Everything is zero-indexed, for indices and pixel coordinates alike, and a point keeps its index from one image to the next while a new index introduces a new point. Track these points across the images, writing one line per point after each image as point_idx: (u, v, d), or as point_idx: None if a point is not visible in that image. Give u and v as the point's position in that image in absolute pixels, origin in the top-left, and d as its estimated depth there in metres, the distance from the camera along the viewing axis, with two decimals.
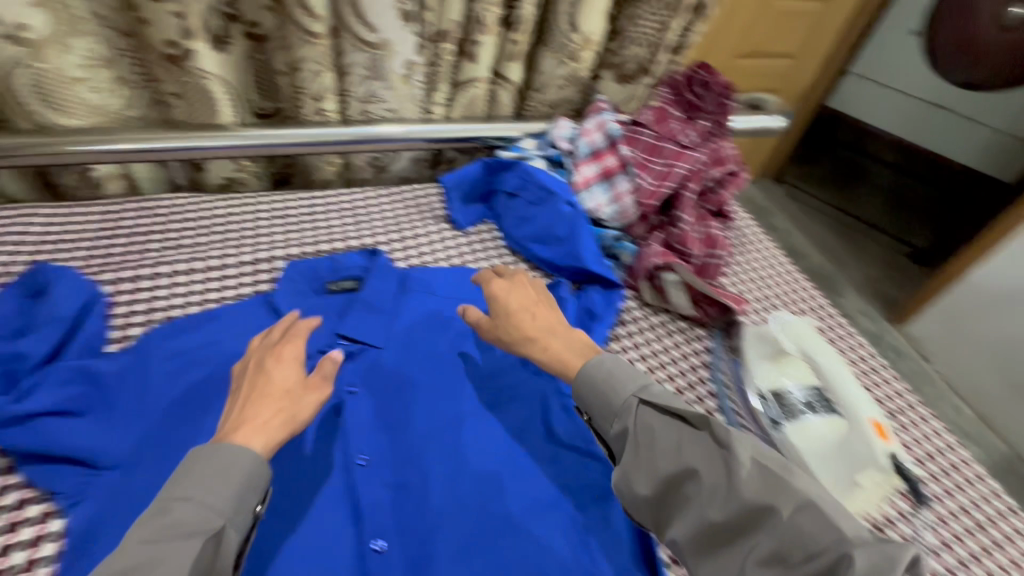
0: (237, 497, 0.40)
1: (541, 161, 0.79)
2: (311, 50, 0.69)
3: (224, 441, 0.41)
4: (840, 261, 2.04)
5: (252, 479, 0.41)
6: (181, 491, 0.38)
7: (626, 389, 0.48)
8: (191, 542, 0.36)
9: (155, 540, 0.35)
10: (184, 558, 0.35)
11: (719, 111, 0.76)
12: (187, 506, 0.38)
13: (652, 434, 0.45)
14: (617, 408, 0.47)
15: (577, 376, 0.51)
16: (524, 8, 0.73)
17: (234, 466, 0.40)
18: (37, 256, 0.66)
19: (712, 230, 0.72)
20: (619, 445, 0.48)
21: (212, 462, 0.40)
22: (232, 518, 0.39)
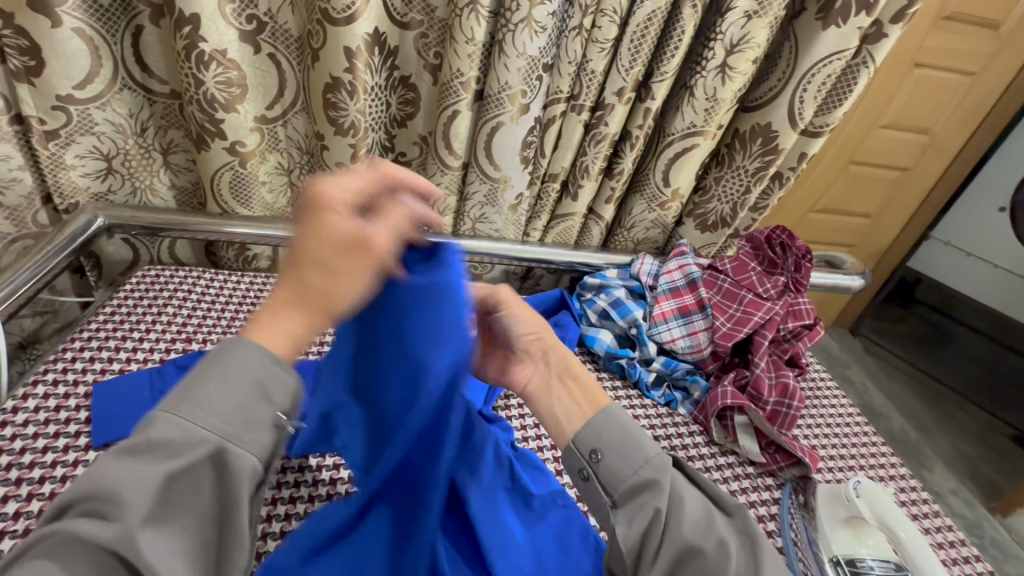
0: (236, 417, 0.35)
1: (622, 290, 0.86)
2: (445, 178, 0.85)
3: (231, 347, 0.37)
4: (927, 429, 1.88)
5: (261, 389, 0.36)
6: (171, 403, 0.35)
7: (660, 447, 0.48)
8: (162, 472, 0.32)
9: (131, 458, 0.32)
10: (142, 487, 0.32)
11: (797, 269, 0.82)
12: (169, 423, 0.34)
13: (685, 499, 0.45)
14: (651, 459, 0.47)
15: (603, 415, 0.51)
16: (625, 164, 0.85)
17: (227, 381, 0.36)
18: (194, 315, 0.81)
19: (787, 379, 0.74)
20: (628, 500, 0.47)
21: (219, 376, 0.36)
22: (232, 437, 0.35)
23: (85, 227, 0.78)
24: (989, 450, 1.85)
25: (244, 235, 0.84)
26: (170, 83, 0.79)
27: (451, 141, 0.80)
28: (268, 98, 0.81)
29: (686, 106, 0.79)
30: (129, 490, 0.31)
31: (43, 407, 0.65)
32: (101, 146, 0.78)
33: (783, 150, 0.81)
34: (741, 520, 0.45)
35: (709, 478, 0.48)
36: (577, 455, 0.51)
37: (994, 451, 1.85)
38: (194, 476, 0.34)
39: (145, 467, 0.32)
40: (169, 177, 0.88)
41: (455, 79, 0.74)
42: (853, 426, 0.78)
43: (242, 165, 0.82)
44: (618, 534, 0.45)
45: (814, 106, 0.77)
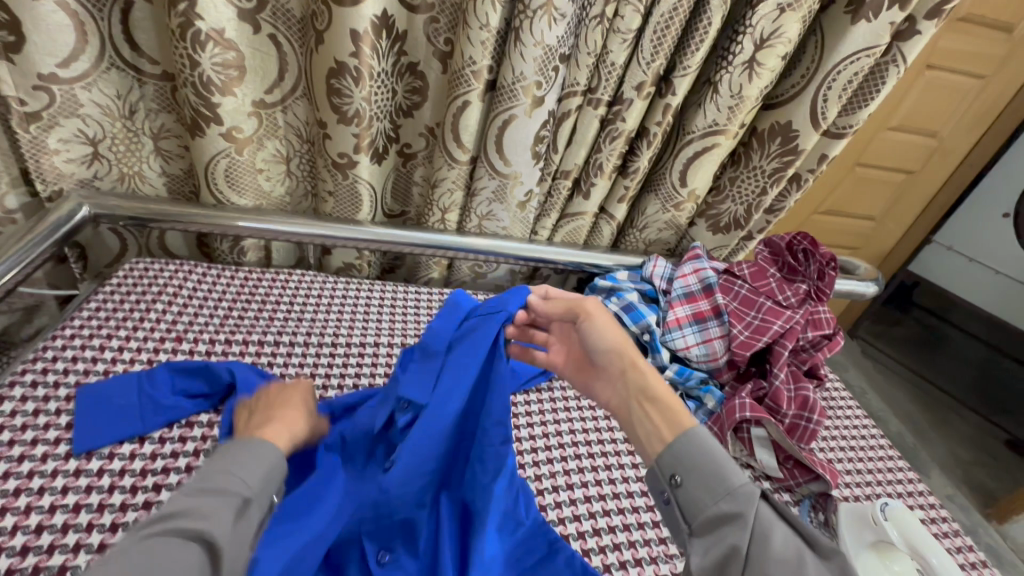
0: (268, 475, 0.45)
1: (634, 294, 0.83)
2: (453, 172, 0.80)
3: (252, 436, 0.47)
4: (923, 434, 1.87)
5: (282, 465, 0.47)
6: (224, 463, 0.44)
7: (749, 477, 0.44)
8: (229, 504, 0.41)
9: (203, 493, 0.41)
10: (219, 512, 0.40)
11: (819, 277, 0.79)
12: (228, 475, 0.43)
13: (774, 536, 0.41)
14: (734, 490, 0.43)
15: (684, 440, 0.47)
16: (641, 163, 0.82)
17: (269, 450, 0.46)
18: (184, 313, 0.76)
19: (807, 391, 0.71)
20: (710, 530, 0.43)
21: (249, 442, 0.46)
22: (260, 498, 0.44)
23: (68, 216, 0.73)
24: (987, 457, 1.84)
25: (240, 227, 0.80)
26: (161, 63, 0.74)
27: (460, 134, 0.76)
28: (266, 83, 0.76)
29: (709, 103, 0.75)
30: (215, 511, 0.40)
31: (20, 411, 0.61)
32: (87, 129, 0.73)
33: (803, 152, 0.78)
34: (843, 564, 0.39)
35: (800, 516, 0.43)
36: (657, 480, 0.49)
37: (991, 457, 1.84)
38: (244, 518, 0.42)
39: (220, 499, 0.41)
40: (160, 163, 0.83)
41: (466, 67, 0.70)
42: (871, 440, 0.76)
43: (237, 152, 0.77)
44: (692, 564, 0.43)
45: (837, 106, 0.74)
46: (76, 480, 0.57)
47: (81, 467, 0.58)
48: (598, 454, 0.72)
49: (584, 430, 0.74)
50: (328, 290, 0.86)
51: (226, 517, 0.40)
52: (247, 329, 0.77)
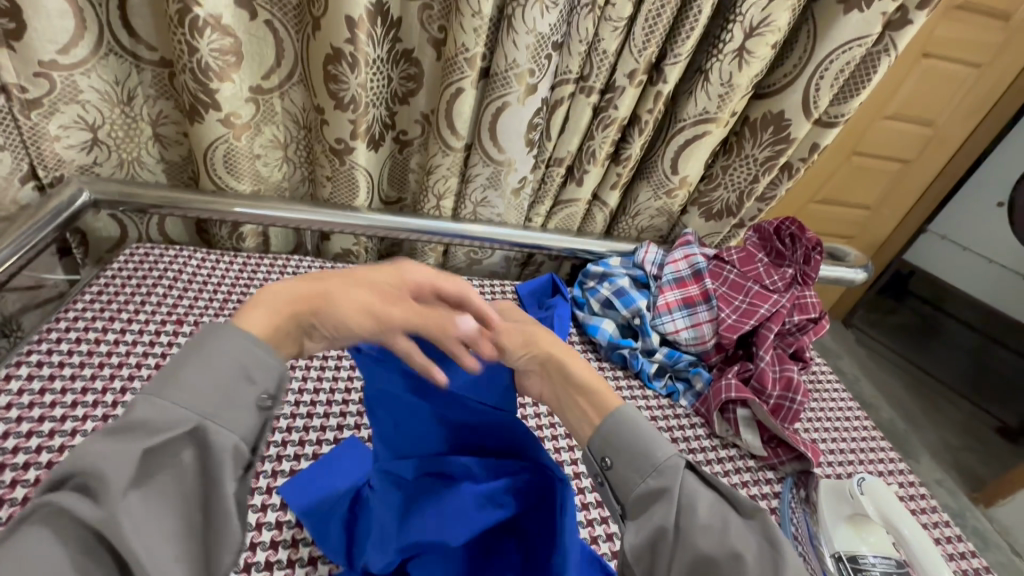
0: (220, 401, 0.37)
1: (626, 279, 0.84)
2: (448, 159, 0.82)
3: (209, 333, 0.40)
4: (914, 421, 1.90)
5: (243, 378, 0.39)
6: (153, 386, 0.37)
7: (672, 448, 0.46)
8: (134, 453, 0.33)
9: (118, 434, 0.34)
10: (121, 463, 0.33)
11: (805, 261, 0.81)
12: (150, 405, 0.35)
13: (698, 507, 0.43)
14: (659, 466, 0.45)
15: (612, 424, 0.48)
16: (633, 150, 0.83)
17: (215, 357, 0.39)
18: (185, 296, 0.78)
19: (791, 373, 0.73)
20: (640, 508, 0.45)
21: (198, 355, 0.38)
22: (213, 416, 0.37)
23: (70, 201, 0.74)
24: (977, 443, 1.87)
25: (238, 211, 0.82)
26: (159, 50, 0.75)
27: (454, 121, 0.77)
28: (262, 69, 0.77)
29: (699, 91, 0.76)
30: (109, 468, 0.32)
31: (27, 389, 0.63)
32: (86, 116, 0.75)
33: (796, 140, 0.79)
34: (763, 523, 0.42)
35: (723, 482, 0.45)
36: (591, 466, 0.49)
37: (981, 444, 1.87)
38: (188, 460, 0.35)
39: (125, 445, 0.33)
40: (159, 150, 0.84)
41: (460, 55, 0.71)
42: (854, 421, 0.78)
43: (235, 139, 0.78)
44: (626, 545, 0.44)
45: (830, 95, 0.75)
46: None
47: None
48: None
49: None
50: None
51: (121, 484, 0.32)
52: None
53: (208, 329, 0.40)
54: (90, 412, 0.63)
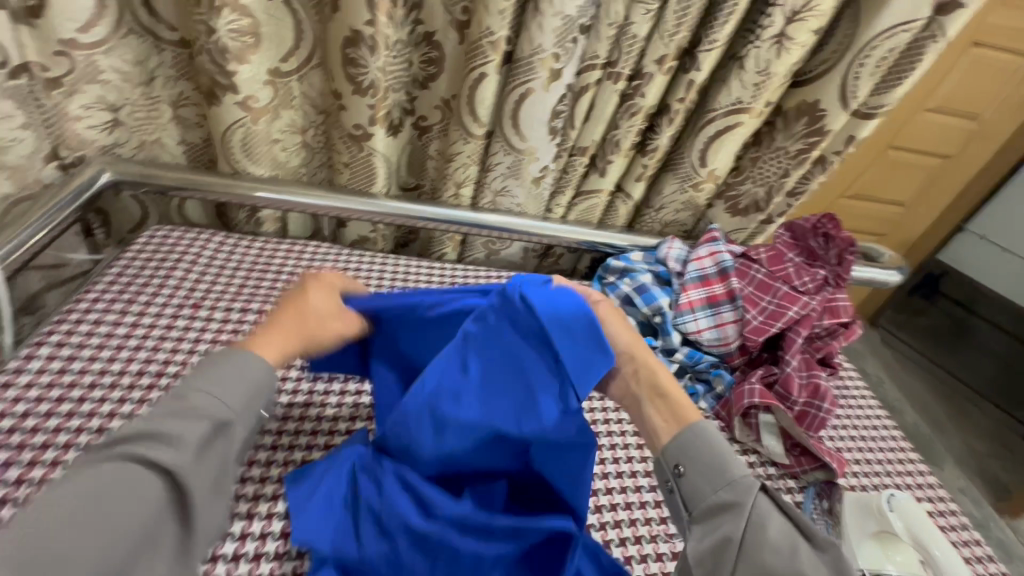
0: (246, 399, 0.46)
1: (648, 275, 0.82)
2: (468, 147, 0.79)
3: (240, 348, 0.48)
4: (940, 426, 1.83)
5: (262, 387, 0.48)
6: (202, 383, 0.45)
7: (749, 472, 0.46)
8: (201, 427, 0.43)
9: (174, 417, 0.42)
10: (190, 434, 0.42)
11: (839, 263, 0.78)
12: (202, 396, 0.44)
13: (769, 526, 0.43)
14: (734, 481, 0.45)
15: (686, 431, 0.49)
16: (660, 141, 0.80)
17: (255, 368, 0.48)
18: (202, 279, 0.78)
19: (818, 380, 0.71)
20: (707, 519, 0.45)
21: (231, 360, 0.47)
22: (243, 414, 0.46)
23: (91, 182, 0.74)
24: (1008, 451, 1.80)
25: (255, 195, 0.81)
26: (178, 29, 0.73)
27: (475, 107, 0.74)
28: (281, 51, 0.75)
29: (733, 80, 0.73)
30: (179, 432, 0.41)
31: (47, 369, 0.63)
32: (107, 96, 0.74)
33: (830, 132, 0.75)
34: (837, 559, 0.41)
35: (799, 512, 0.45)
36: (662, 474, 0.50)
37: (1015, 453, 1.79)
38: (222, 440, 0.44)
39: (189, 421, 0.42)
40: (178, 132, 0.83)
41: (484, 38, 0.68)
42: (881, 431, 0.75)
43: (253, 123, 0.77)
44: (689, 549, 0.44)
45: (870, 85, 0.71)
46: (99, 437, 0.59)
47: (103, 425, 0.60)
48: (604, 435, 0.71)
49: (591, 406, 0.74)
50: (341, 262, 0.87)
51: (188, 444, 0.41)
52: (263, 298, 0.78)
53: (228, 349, 0.48)
54: (107, 395, 0.63)
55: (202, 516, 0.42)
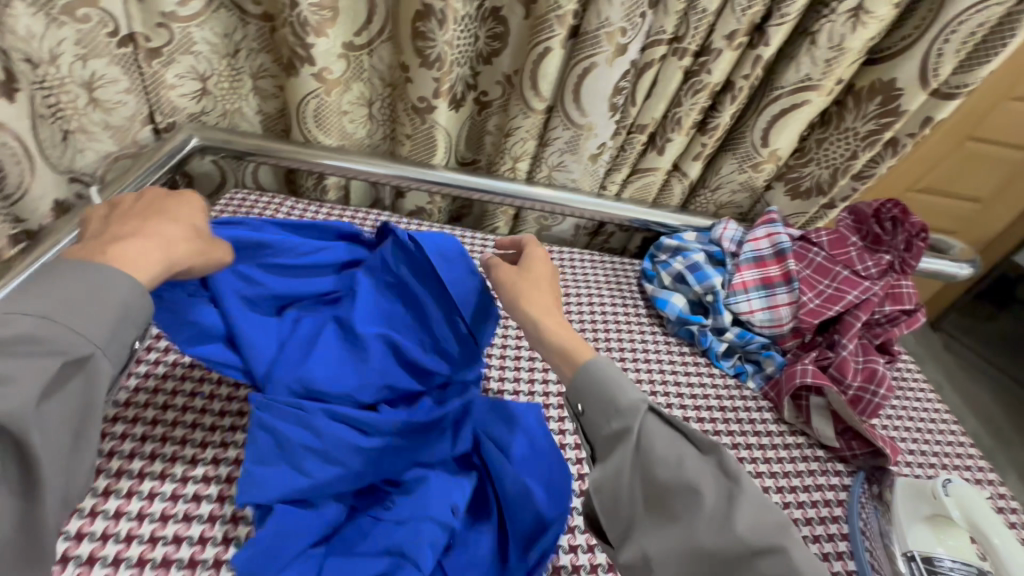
0: (111, 330, 0.41)
1: (700, 254, 0.81)
2: (527, 121, 0.81)
3: (96, 266, 0.41)
4: (1005, 438, 1.72)
5: (130, 314, 0.42)
6: (37, 307, 0.38)
7: (636, 393, 0.47)
8: (46, 366, 0.37)
9: (8, 355, 0.36)
10: (31, 377, 0.36)
11: (907, 248, 0.75)
12: (38, 323, 0.38)
13: (654, 441, 0.44)
14: (622, 409, 0.46)
15: (583, 370, 0.49)
16: (722, 119, 0.79)
17: (112, 291, 0.41)
18: None
19: (875, 365, 0.70)
20: (607, 447, 0.46)
21: (79, 284, 0.40)
22: (106, 347, 0.41)
23: (182, 146, 0.81)
24: None
25: (324, 163, 0.86)
26: (263, 4, 0.78)
27: (538, 81, 0.75)
28: (355, 26, 0.79)
29: (804, 56, 0.71)
30: (18, 375, 0.36)
31: None
32: (198, 66, 0.80)
33: (906, 113, 0.73)
34: (720, 457, 0.43)
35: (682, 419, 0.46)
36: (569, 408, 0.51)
37: None
38: (74, 377, 0.39)
39: (31, 362, 0.37)
40: (257, 102, 0.89)
41: (551, 12, 0.69)
42: (940, 423, 0.73)
43: (326, 94, 0.82)
44: (590, 480, 0.45)
45: (954, 63, 0.68)
46: None
47: None
48: None
49: (637, 375, 0.74)
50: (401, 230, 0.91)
51: (24, 390, 0.36)
52: None
53: (71, 261, 0.42)
54: None
55: (52, 464, 0.38)
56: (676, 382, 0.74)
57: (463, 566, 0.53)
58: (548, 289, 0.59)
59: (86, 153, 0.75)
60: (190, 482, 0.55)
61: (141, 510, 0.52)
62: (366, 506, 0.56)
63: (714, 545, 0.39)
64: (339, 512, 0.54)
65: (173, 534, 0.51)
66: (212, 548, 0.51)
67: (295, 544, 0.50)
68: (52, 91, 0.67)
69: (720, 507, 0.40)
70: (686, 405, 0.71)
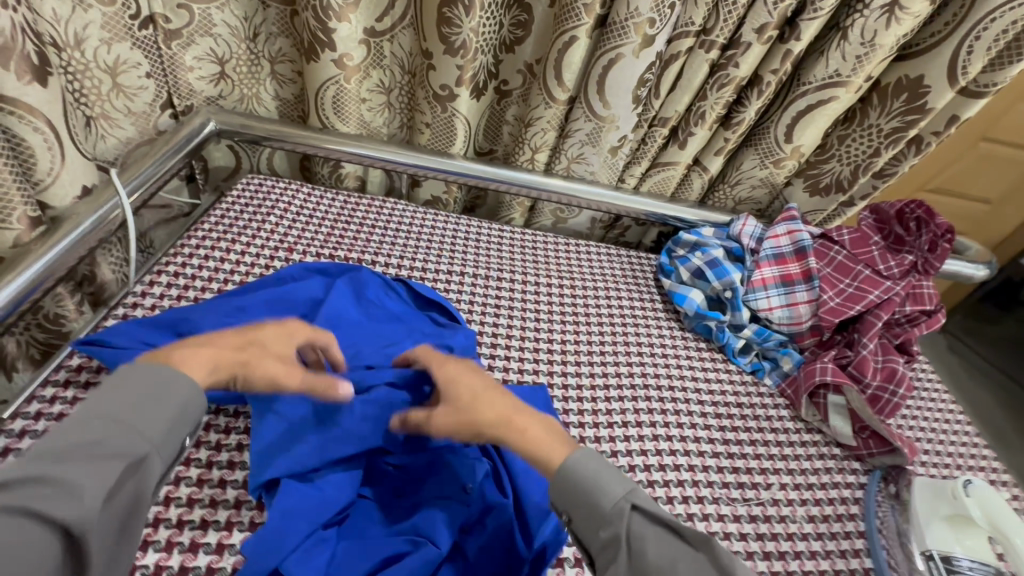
0: (168, 429, 0.40)
1: (719, 250, 0.81)
2: (548, 112, 0.80)
3: (156, 365, 0.42)
4: (1006, 441, 1.69)
5: (185, 412, 0.41)
6: (105, 411, 0.38)
7: (618, 492, 0.43)
8: (114, 467, 0.36)
9: (75, 456, 0.35)
10: (101, 480, 0.35)
11: (930, 249, 0.74)
12: (102, 426, 0.37)
13: (647, 548, 0.40)
14: (607, 515, 0.42)
15: (559, 481, 0.44)
16: (746, 114, 0.78)
17: (169, 390, 0.41)
18: (294, 227, 0.83)
19: (894, 365, 0.70)
20: (603, 558, 0.42)
21: (141, 382, 0.40)
22: (159, 448, 0.39)
23: (200, 129, 0.80)
24: None
25: (342, 151, 0.85)
26: None
27: (562, 72, 0.75)
28: (377, 11, 0.78)
29: (833, 51, 0.70)
30: (91, 480, 0.34)
31: (166, 297, 0.71)
32: (217, 49, 0.79)
33: (933, 111, 0.72)
34: (712, 553, 0.39)
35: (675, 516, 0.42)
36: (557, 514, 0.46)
37: None
38: (132, 479, 0.37)
39: (96, 462, 0.35)
40: (274, 87, 0.88)
41: (579, 1, 0.68)
42: (958, 426, 0.73)
43: (345, 81, 0.81)
44: None
45: (983, 60, 0.67)
46: None
47: None
48: (668, 399, 0.70)
49: (656, 370, 0.74)
50: (416, 218, 0.90)
51: (97, 492, 0.34)
52: (348, 247, 0.83)
53: (132, 366, 0.41)
54: None
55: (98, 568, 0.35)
56: (694, 377, 0.74)
57: (476, 554, 0.51)
58: (506, 398, 0.51)
59: (107, 138, 0.74)
60: (216, 467, 0.55)
61: (168, 494, 0.52)
62: (374, 492, 0.55)
63: None
64: (346, 497, 0.53)
65: (199, 518, 0.51)
66: (238, 533, 0.51)
67: (301, 528, 0.49)
68: (75, 76, 0.66)
69: None
70: (704, 401, 0.71)
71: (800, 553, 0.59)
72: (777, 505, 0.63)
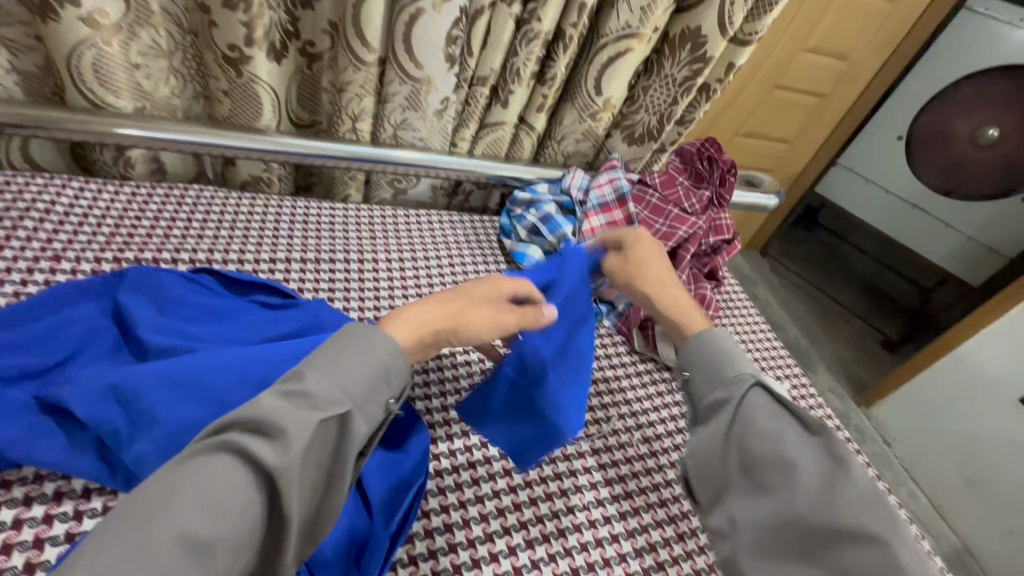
0: (367, 388, 0.43)
1: (552, 205, 0.84)
2: (359, 75, 0.74)
3: (370, 330, 0.45)
4: (815, 337, 1.97)
5: (387, 371, 0.45)
6: (319, 360, 0.42)
7: (744, 371, 0.52)
8: (309, 418, 0.38)
9: (288, 405, 0.38)
10: (303, 433, 0.37)
11: (721, 184, 0.85)
12: (318, 380, 0.40)
13: (757, 416, 0.48)
14: (728, 379, 0.51)
15: (698, 342, 0.55)
16: (557, 69, 0.80)
17: (376, 348, 0.44)
18: (63, 228, 0.69)
19: (704, 290, 0.80)
20: (707, 414, 0.51)
21: (356, 343, 0.44)
22: (360, 406, 0.42)
23: None
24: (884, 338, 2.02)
25: (123, 135, 0.71)
26: None
27: (363, 28, 0.69)
28: None
29: (623, 3, 0.74)
30: (291, 427, 0.37)
31: None
32: None
33: (712, 60, 0.80)
34: (827, 442, 0.46)
35: (794, 402, 0.49)
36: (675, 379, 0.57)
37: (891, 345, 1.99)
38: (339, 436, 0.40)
39: (303, 415, 0.37)
40: (8, 57, 0.71)
41: None
42: (762, 335, 0.86)
43: (105, 44, 0.68)
44: (689, 441, 0.51)
45: (743, 11, 0.75)
46: None
47: None
48: None
49: None
50: (228, 204, 0.80)
51: (296, 446, 0.36)
52: (141, 246, 0.71)
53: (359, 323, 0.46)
54: None
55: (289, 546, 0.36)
56: None
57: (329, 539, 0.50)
58: (665, 275, 0.64)
59: None
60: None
61: None
62: None
63: (803, 508, 0.42)
64: None
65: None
66: None
67: None
68: None
69: (822, 481, 0.43)
70: None
71: (637, 473, 0.66)
72: (616, 434, 0.69)
